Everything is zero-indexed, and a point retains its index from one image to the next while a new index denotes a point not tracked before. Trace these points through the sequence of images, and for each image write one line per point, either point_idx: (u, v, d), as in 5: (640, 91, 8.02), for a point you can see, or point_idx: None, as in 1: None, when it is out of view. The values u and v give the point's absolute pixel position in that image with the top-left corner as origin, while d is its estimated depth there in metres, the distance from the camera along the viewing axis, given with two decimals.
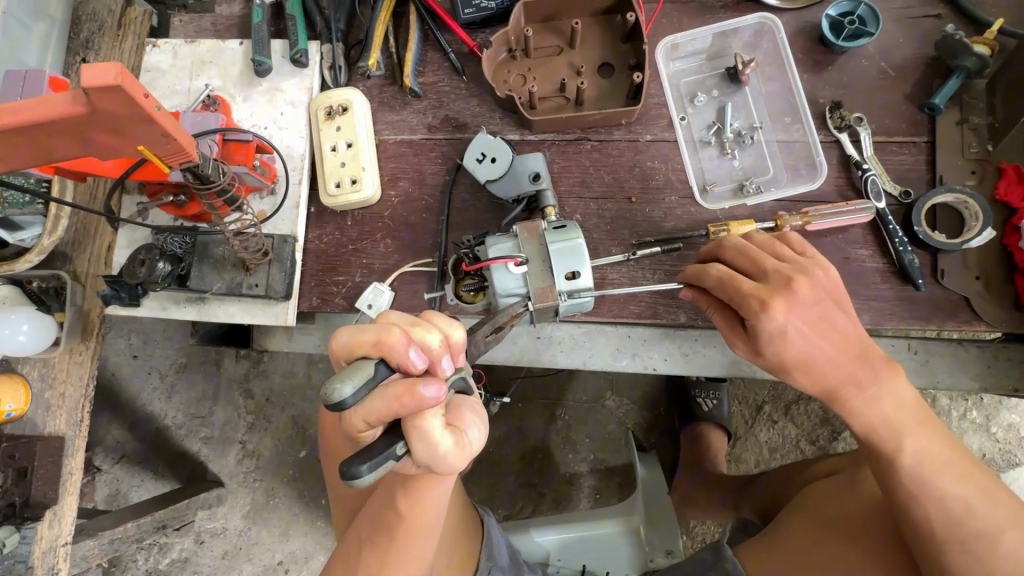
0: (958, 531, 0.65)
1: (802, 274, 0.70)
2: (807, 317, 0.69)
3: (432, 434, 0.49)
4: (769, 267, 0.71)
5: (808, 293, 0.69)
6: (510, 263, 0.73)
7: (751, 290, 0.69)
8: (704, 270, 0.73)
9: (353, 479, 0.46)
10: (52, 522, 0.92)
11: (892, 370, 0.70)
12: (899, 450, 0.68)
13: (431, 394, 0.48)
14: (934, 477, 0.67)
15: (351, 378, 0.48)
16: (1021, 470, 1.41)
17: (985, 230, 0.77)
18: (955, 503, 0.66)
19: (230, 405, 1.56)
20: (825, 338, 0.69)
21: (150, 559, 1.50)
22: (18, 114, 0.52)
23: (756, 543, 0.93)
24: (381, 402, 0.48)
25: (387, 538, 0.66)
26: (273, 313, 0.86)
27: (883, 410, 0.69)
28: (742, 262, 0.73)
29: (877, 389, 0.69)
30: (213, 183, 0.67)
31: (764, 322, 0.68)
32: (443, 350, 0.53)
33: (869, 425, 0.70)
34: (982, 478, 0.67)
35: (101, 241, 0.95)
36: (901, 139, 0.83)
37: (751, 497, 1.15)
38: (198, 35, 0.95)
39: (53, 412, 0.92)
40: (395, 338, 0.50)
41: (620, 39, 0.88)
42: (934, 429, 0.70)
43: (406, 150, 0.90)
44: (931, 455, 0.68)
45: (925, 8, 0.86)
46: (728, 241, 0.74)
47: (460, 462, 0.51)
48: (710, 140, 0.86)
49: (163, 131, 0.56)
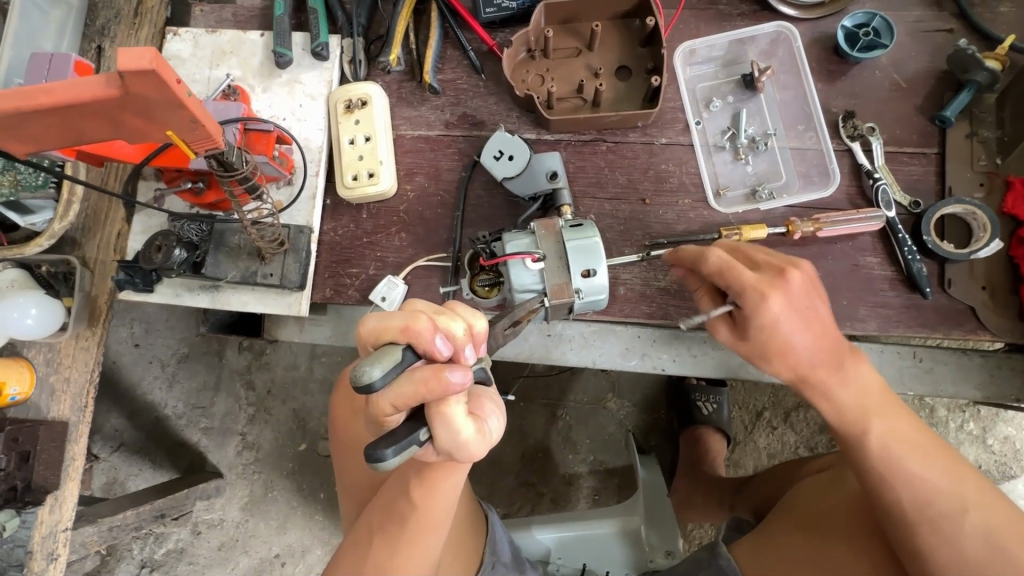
0: (927, 511, 0.66)
1: (793, 265, 0.70)
2: (799, 306, 0.69)
3: (455, 419, 0.50)
4: (764, 260, 0.71)
5: (801, 284, 0.69)
6: (528, 258, 0.74)
7: (750, 280, 0.68)
8: (702, 260, 0.71)
9: (378, 462, 0.47)
10: (53, 507, 0.91)
11: (857, 356, 0.72)
12: (866, 432, 0.70)
13: (457, 379, 0.49)
14: (901, 457, 0.68)
15: (380, 361, 0.48)
16: (1016, 483, 1.42)
17: (994, 241, 0.78)
18: (923, 484, 0.67)
19: (231, 397, 1.55)
20: (811, 329, 0.70)
21: (145, 549, 1.49)
22: (54, 93, 0.52)
23: (751, 543, 0.92)
24: (409, 385, 0.49)
25: (399, 527, 0.67)
26: (286, 302, 0.87)
27: (849, 394, 0.71)
28: (737, 258, 0.73)
29: (845, 374, 0.71)
30: (236, 171, 0.67)
31: (758, 311, 0.68)
32: (467, 339, 0.55)
33: (839, 413, 0.71)
34: (946, 455, 0.68)
35: (110, 228, 0.93)
36: (912, 150, 0.85)
37: (750, 496, 1.15)
38: (219, 25, 0.96)
39: (57, 397, 0.92)
40: (422, 323, 0.51)
41: (639, 43, 0.89)
42: (899, 411, 0.71)
43: (424, 146, 0.90)
44: (898, 437, 0.69)
45: (938, 23, 0.87)
46: (720, 243, 0.76)
47: (480, 450, 0.53)
48: (725, 145, 0.87)
49: (192, 117, 0.56)
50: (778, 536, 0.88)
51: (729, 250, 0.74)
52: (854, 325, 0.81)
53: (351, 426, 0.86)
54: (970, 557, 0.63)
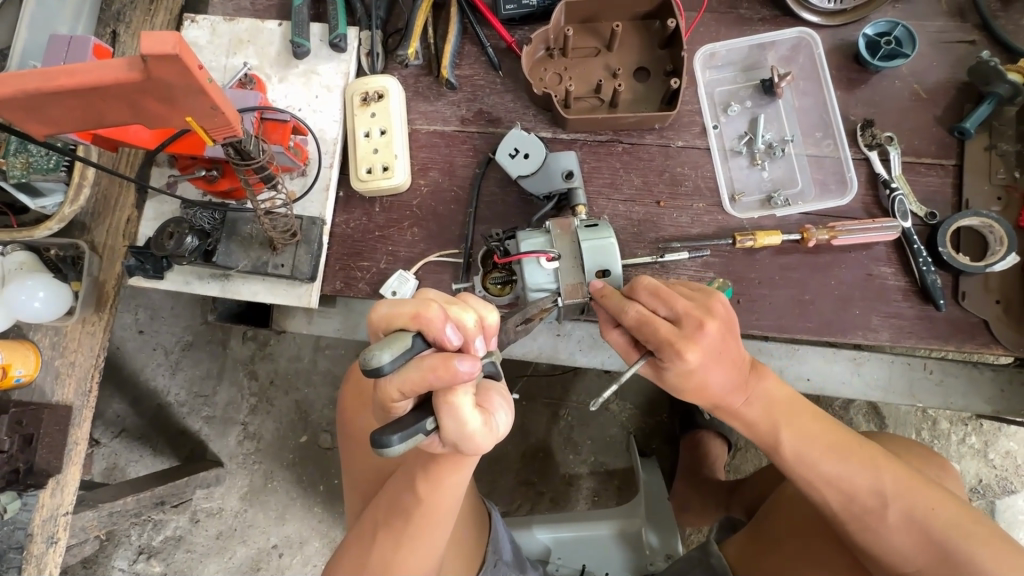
0: (854, 510, 0.72)
1: (710, 313, 0.68)
2: (716, 356, 0.68)
3: (462, 410, 0.50)
4: (681, 308, 0.68)
5: (718, 334, 0.68)
6: (543, 258, 0.75)
7: (666, 334, 0.67)
8: (617, 311, 0.70)
9: (384, 447, 0.47)
10: (54, 491, 0.91)
11: (754, 372, 0.74)
12: (780, 445, 0.73)
13: (466, 369, 0.48)
14: (817, 463, 0.72)
15: (390, 346, 0.49)
16: (1015, 498, 1.42)
17: (1010, 255, 0.79)
18: (842, 483, 0.72)
19: (234, 386, 1.55)
20: (726, 370, 0.69)
21: (143, 535, 1.49)
22: (81, 75, 0.51)
23: (741, 543, 0.99)
24: (417, 371, 0.48)
25: (403, 522, 0.67)
26: (296, 294, 0.87)
27: (756, 412, 0.74)
28: (652, 303, 0.70)
29: (749, 393, 0.73)
30: (253, 159, 0.66)
31: (676, 365, 0.68)
32: (477, 331, 0.55)
33: (754, 428, 0.75)
34: (857, 449, 0.73)
35: (120, 213, 0.92)
36: (929, 161, 0.85)
37: (742, 497, 1.21)
38: (236, 14, 0.95)
39: (62, 380, 0.91)
40: (433, 311, 0.52)
41: (658, 45, 0.88)
42: (805, 412, 0.74)
43: (439, 141, 0.90)
44: (809, 443, 0.73)
45: (959, 34, 0.87)
46: (641, 283, 0.71)
47: (486, 444, 0.53)
48: (742, 150, 0.87)
49: (212, 103, 0.55)
50: (764, 532, 0.96)
51: (651, 293, 0.70)
52: (866, 335, 0.82)
53: (360, 416, 0.87)
54: (902, 545, 0.70)
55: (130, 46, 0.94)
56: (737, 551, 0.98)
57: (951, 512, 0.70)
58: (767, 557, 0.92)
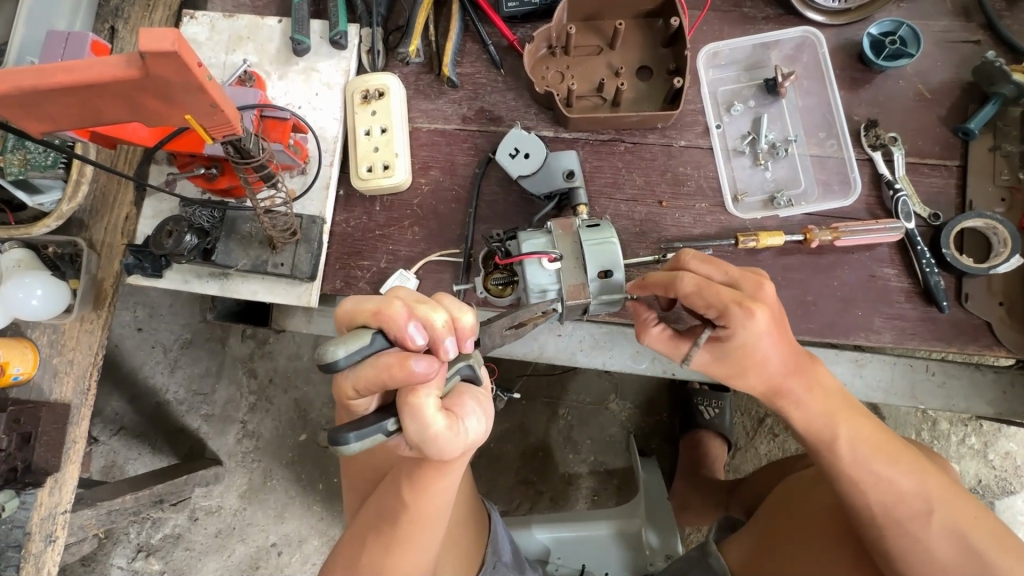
0: (896, 516, 0.71)
1: (762, 277, 0.70)
2: (777, 321, 0.68)
3: (424, 412, 0.50)
4: (736, 272, 0.70)
5: (775, 296, 0.69)
6: (545, 258, 0.75)
7: (727, 297, 0.66)
8: (673, 281, 0.68)
9: (338, 444, 0.47)
10: (53, 489, 0.90)
11: (814, 362, 0.72)
12: (835, 440, 0.72)
13: (421, 369, 0.50)
14: (870, 462, 0.71)
15: (346, 342, 0.51)
16: (1014, 498, 1.42)
17: (1015, 256, 0.78)
18: (892, 486, 0.71)
19: (233, 384, 1.54)
20: (782, 343, 0.69)
21: (142, 533, 1.49)
22: (76, 73, 0.51)
23: (744, 546, 0.98)
24: (372, 368, 0.51)
25: (391, 527, 0.66)
26: (296, 293, 0.86)
27: (815, 405, 0.72)
28: (705, 271, 0.70)
29: (810, 382, 0.71)
30: (252, 158, 0.66)
31: (743, 329, 0.66)
32: (447, 330, 0.55)
33: (809, 421, 0.73)
34: (908, 453, 0.72)
35: (118, 210, 0.91)
36: (934, 162, 0.84)
37: (742, 497, 1.21)
38: (236, 10, 0.94)
39: (60, 378, 0.90)
40: (394, 308, 0.54)
41: (661, 44, 0.88)
42: (858, 411, 0.73)
43: (440, 140, 0.89)
44: (864, 440, 0.72)
45: (964, 33, 0.86)
46: (688, 253, 0.72)
47: (451, 447, 0.51)
48: (745, 149, 0.86)
49: (211, 101, 0.54)
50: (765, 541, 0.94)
51: (699, 262, 0.71)
52: (868, 336, 0.81)
53: None
54: (938, 556, 0.70)
55: (129, 42, 0.93)
56: (739, 549, 0.98)
57: (990, 525, 0.70)
58: (767, 557, 0.92)
